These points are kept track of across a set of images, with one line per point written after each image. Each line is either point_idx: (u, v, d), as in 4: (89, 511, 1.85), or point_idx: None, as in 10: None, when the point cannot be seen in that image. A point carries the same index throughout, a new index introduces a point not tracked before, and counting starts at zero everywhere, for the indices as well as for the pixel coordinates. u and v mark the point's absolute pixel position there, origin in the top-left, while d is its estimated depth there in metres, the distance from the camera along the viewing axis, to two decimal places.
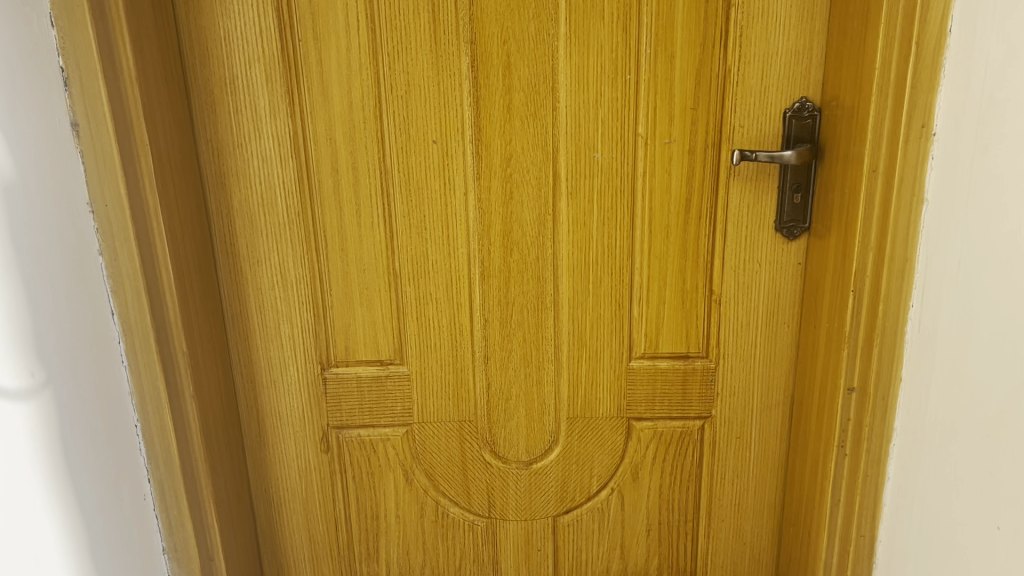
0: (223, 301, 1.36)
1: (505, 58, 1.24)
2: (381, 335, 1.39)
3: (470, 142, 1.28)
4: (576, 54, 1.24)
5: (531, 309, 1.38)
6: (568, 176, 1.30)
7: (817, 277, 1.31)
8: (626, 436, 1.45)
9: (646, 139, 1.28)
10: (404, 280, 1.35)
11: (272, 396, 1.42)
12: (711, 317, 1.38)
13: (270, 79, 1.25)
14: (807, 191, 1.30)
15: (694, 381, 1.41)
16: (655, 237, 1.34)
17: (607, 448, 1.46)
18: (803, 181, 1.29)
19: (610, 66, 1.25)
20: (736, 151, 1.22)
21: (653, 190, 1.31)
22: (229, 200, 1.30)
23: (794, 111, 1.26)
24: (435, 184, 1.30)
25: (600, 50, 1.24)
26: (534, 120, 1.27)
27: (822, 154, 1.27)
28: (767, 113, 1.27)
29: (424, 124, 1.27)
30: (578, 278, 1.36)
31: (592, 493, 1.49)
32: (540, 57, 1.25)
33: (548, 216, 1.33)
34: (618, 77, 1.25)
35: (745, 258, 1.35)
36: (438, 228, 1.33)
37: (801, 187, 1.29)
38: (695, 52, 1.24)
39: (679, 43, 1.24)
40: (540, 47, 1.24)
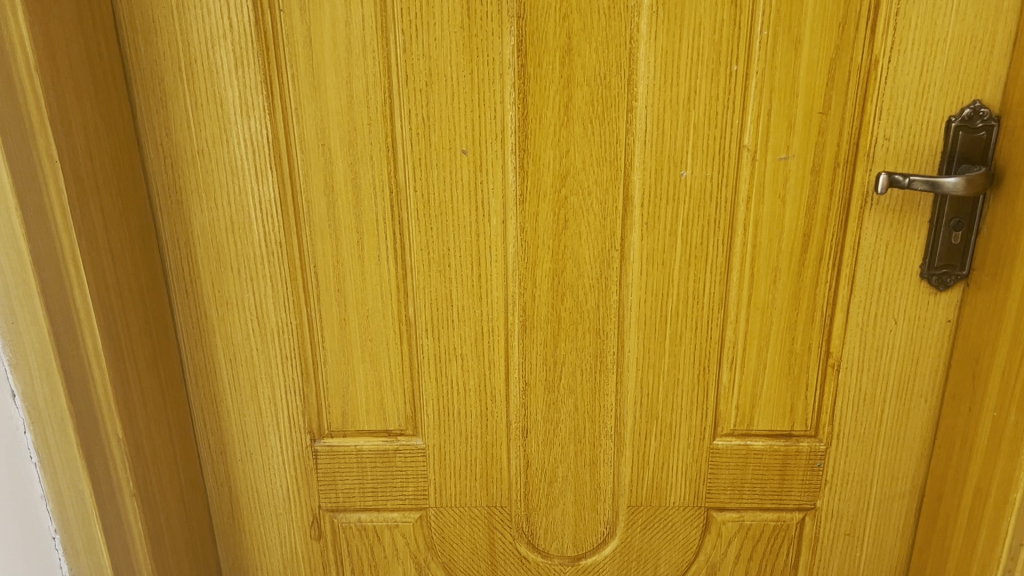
0: (182, 354, 1.04)
1: (564, 39, 0.89)
2: (388, 400, 1.06)
3: (511, 152, 0.94)
4: (663, 36, 0.89)
5: (588, 370, 1.05)
6: (643, 201, 0.96)
7: (979, 345, 0.96)
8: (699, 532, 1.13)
9: (753, 154, 0.94)
10: (420, 331, 1.02)
11: (247, 471, 1.10)
12: (824, 387, 1.05)
13: (241, 62, 0.91)
14: (971, 228, 0.95)
15: (797, 467, 1.08)
16: (757, 283, 1.00)
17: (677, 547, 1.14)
18: (967, 214, 0.94)
19: (710, 52, 0.89)
20: (883, 176, 0.89)
21: (758, 221, 0.97)
22: (189, 225, 0.98)
23: (964, 119, 0.91)
24: (464, 207, 0.97)
25: (697, 30, 0.89)
26: (601, 125, 0.93)
27: (998, 180, 0.91)
28: (924, 123, 0.92)
29: (450, 127, 0.93)
30: (650, 333, 1.03)
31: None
32: (611, 39, 0.89)
33: (614, 251, 0.99)
34: (721, 68, 0.90)
35: (875, 312, 1.01)
36: (467, 265, 0.99)
37: (964, 222, 0.94)
38: (830, 35, 0.88)
39: (809, 23, 0.88)
40: (614, 25, 0.89)
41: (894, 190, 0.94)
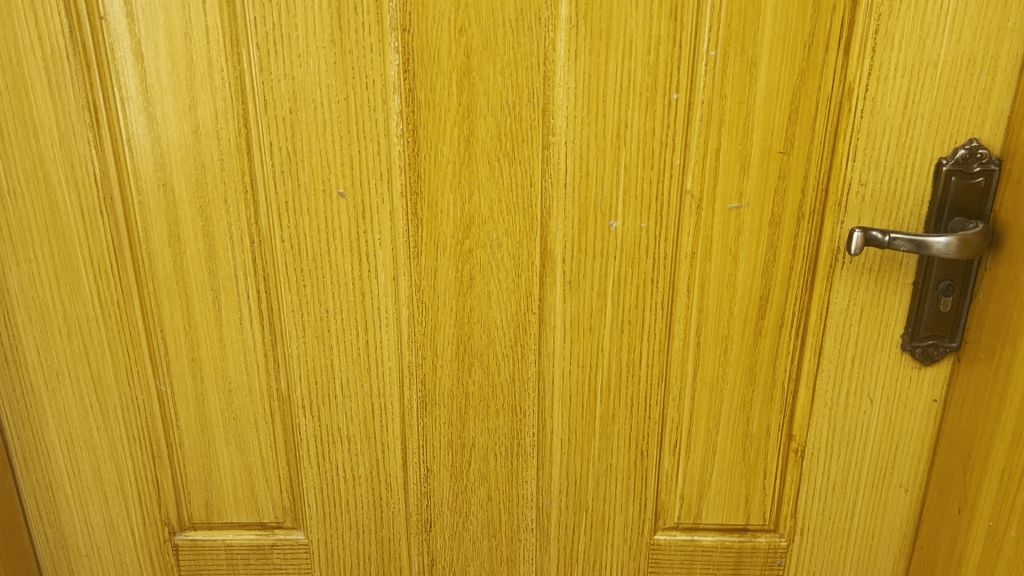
0: (6, 433, 0.85)
1: (461, 58, 0.71)
2: (262, 488, 0.88)
3: (399, 196, 0.76)
4: (585, 57, 0.71)
5: (502, 454, 0.87)
6: (564, 256, 0.79)
7: (970, 435, 0.79)
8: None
9: (698, 202, 0.76)
10: (297, 408, 0.84)
11: (96, 569, 0.91)
12: (785, 474, 0.88)
13: (56, 79, 0.71)
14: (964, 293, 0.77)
15: (752, 565, 0.91)
16: (705, 354, 0.83)
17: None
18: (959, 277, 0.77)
19: (644, 78, 0.72)
20: (855, 234, 0.71)
21: (705, 281, 0.79)
22: (3, 281, 0.79)
23: (957, 162, 0.73)
24: (343, 262, 0.78)
25: (628, 49, 0.71)
26: (510, 164, 0.75)
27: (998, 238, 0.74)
28: (908, 167, 0.74)
29: (323, 165, 0.74)
30: (576, 412, 0.85)
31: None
32: (519, 59, 0.71)
33: (531, 315, 0.81)
34: (657, 97, 0.72)
35: (846, 390, 0.84)
36: (351, 331, 0.81)
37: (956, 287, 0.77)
38: (793, 58, 0.71)
39: (766, 43, 0.70)
40: (523, 42, 0.71)
41: (871, 248, 0.76)
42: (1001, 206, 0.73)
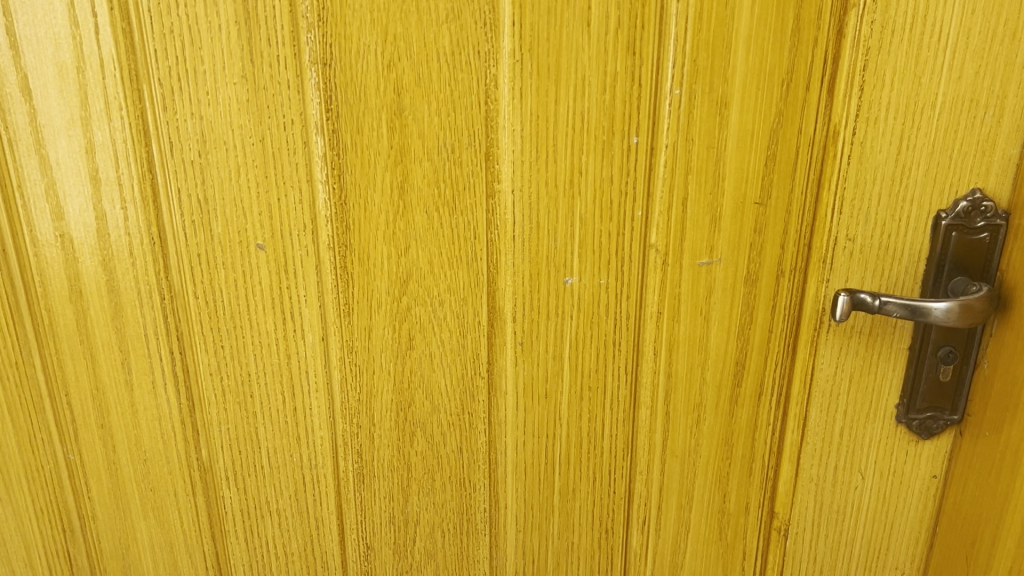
0: None
1: (391, 97, 0.62)
2: (185, 564, 0.79)
3: (326, 249, 0.67)
4: (532, 95, 0.62)
5: (450, 531, 0.78)
6: (514, 316, 0.70)
7: (973, 522, 0.70)
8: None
9: (663, 257, 0.67)
10: (221, 480, 0.76)
11: None
12: (767, 556, 0.78)
13: None
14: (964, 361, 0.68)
15: None
16: (675, 423, 0.74)
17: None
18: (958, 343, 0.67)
19: (599, 119, 0.63)
20: (840, 295, 0.63)
21: (674, 344, 0.71)
22: None
23: (958, 216, 0.64)
24: (265, 322, 0.70)
25: (580, 87, 0.62)
26: (451, 215, 0.66)
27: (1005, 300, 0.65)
28: (902, 220, 0.65)
29: (238, 215, 0.66)
30: (532, 486, 0.76)
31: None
32: (457, 97, 0.63)
33: (479, 380, 0.72)
34: (615, 140, 0.64)
35: (834, 465, 0.74)
36: (277, 397, 0.73)
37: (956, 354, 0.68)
38: (769, 98, 0.62)
39: (738, 81, 0.62)
40: (461, 78, 0.62)
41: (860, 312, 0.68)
42: (1008, 266, 0.64)
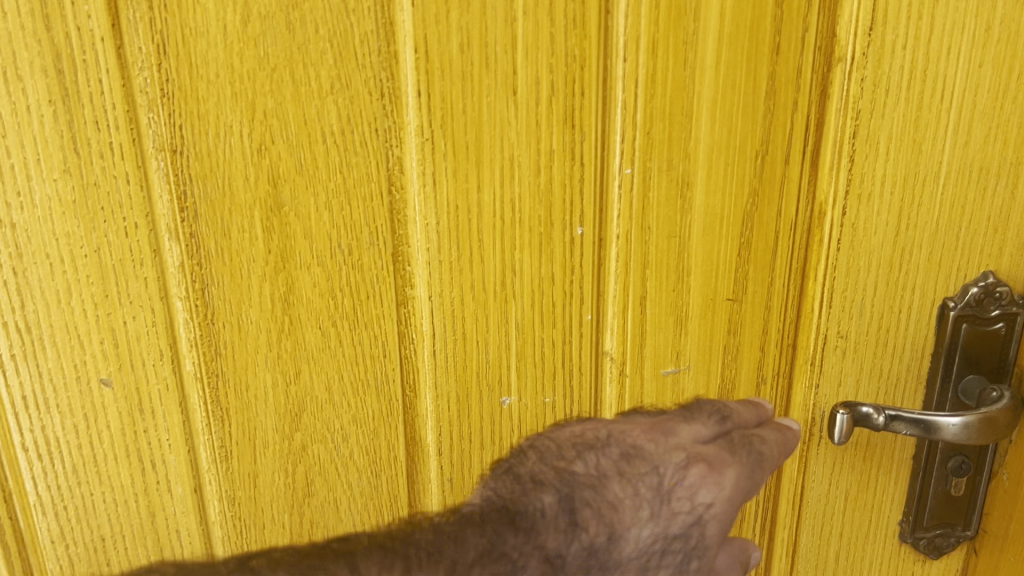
0: None
1: (265, 188, 0.48)
2: None
3: (190, 381, 0.52)
4: (447, 180, 0.49)
5: None
6: (439, 447, 0.56)
7: None
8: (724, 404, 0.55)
9: (619, 368, 0.55)
10: None
11: None
12: None
13: None
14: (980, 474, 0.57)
15: None
16: None
17: (700, 405, 0.55)
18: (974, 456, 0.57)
19: (534, 207, 0.50)
20: (836, 412, 0.54)
21: None
22: None
23: (969, 305, 0.54)
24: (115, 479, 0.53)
25: (509, 170, 0.49)
26: (354, 330, 0.52)
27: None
28: (902, 311, 0.54)
29: (71, 348, 0.49)
30: None
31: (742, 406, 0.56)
32: (351, 186, 0.49)
33: None
34: (555, 231, 0.51)
35: None
36: None
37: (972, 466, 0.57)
38: (741, 174, 0.50)
39: (702, 156, 0.50)
40: (355, 162, 0.48)
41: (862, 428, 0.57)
42: None
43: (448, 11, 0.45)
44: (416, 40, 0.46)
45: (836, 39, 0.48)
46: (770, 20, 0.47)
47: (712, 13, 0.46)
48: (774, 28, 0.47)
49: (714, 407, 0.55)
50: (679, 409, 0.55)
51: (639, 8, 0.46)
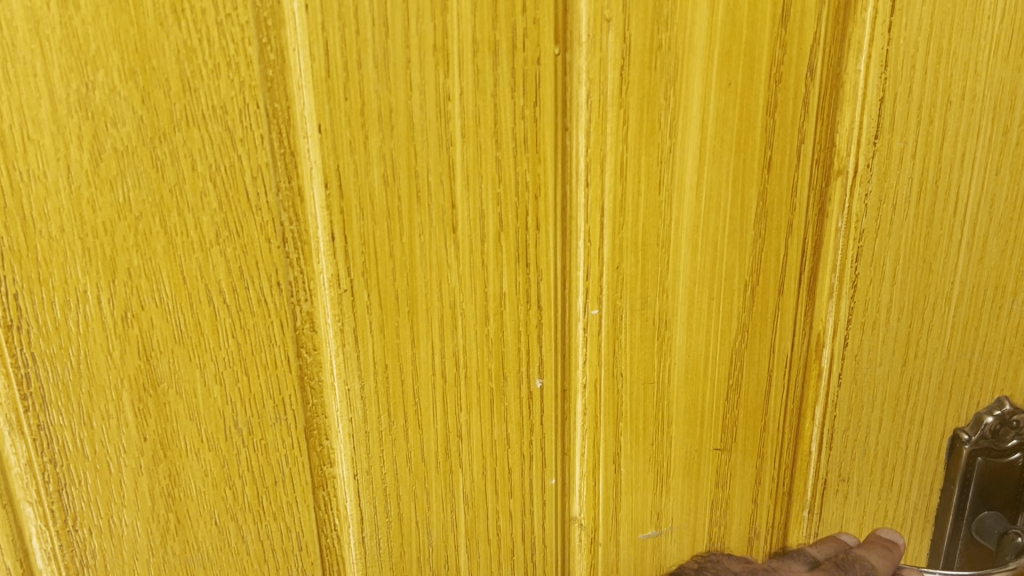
0: None
1: (136, 364, 0.36)
2: None
3: None
4: (372, 337, 0.39)
5: None
6: None
7: None
8: (847, 542, 0.47)
9: (589, 537, 0.45)
10: None
11: None
12: None
13: None
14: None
15: None
16: None
17: (850, 560, 0.45)
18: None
19: (482, 363, 0.40)
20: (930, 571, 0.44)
21: None
22: None
23: (985, 437, 0.46)
24: None
25: (448, 321, 0.39)
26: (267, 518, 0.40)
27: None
28: (909, 447, 0.47)
29: None
30: None
31: (868, 546, 0.47)
32: (248, 353, 0.38)
33: None
34: (508, 388, 0.41)
35: None
36: None
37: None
38: (727, 309, 0.42)
39: (681, 291, 0.41)
40: (250, 323, 0.37)
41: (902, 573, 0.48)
42: None
43: (365, 137, 0.36)
44: (325, 174, 0.36)
45: (836, 150, 0.40)
46: (761, 132, 0.39)
47: (692, 127, 0.38)
48: (765, 141, 0.39)
49: (860, 562, 0.45)
50: (830, 562, 0.46)
51: (605, 124, 0.37)
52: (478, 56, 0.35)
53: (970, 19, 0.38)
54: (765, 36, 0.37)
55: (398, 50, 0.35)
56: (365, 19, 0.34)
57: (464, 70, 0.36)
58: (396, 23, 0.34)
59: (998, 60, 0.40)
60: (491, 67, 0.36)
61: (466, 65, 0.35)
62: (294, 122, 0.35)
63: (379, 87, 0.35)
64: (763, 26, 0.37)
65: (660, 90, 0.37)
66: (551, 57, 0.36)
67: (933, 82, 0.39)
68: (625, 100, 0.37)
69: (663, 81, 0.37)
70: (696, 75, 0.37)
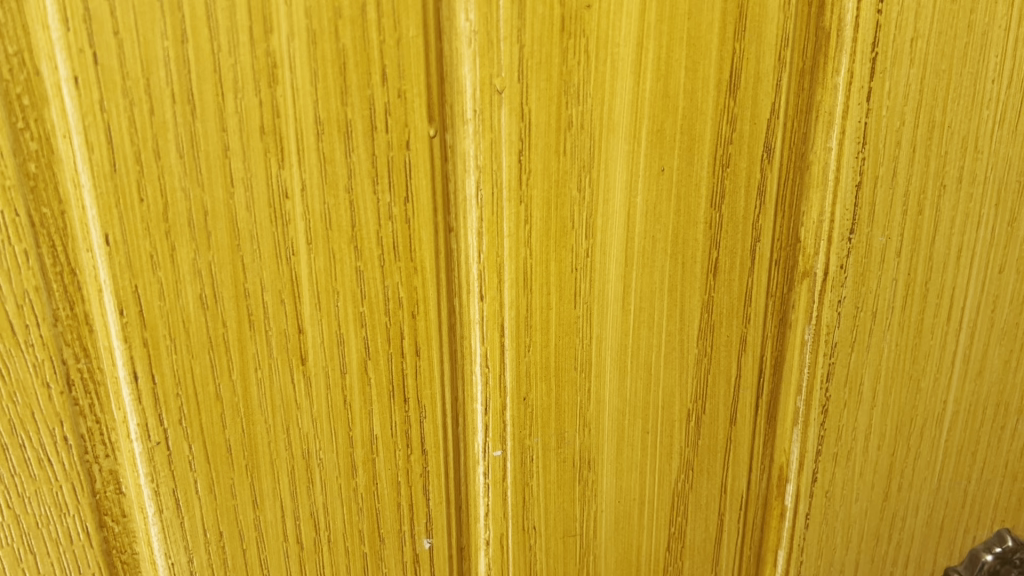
0: None
1: None
2: None
3: None
4: (199, 500, 0.30)
5: None
6: None
7: None
8: None
9: None
10: None
11: None
12: None
13: None
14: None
15: None
16: None
17: None
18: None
19: (350, 522, 0.31)
20: None
21: None
22: None
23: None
24: None
25: (301, 473, 0.30)
26: None
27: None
28: None
29: None
30: None
31: None
32: (30, 528, 0.28)
33: None
34: (386, 551, 0.32)
35: None
36: None
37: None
38: (665, 444, 0.33)
39: (607, 426, 0.32)
40: (29, 491, 0.28)
41: None
42: None
43: (172, 250, 0.26)
44: (119, 298, 0.27)
45: (800, 248, 0.31)
46: (704, 229, 0.30)
47: (615, 224, 0.29)
48: (710, 239, 0.30)
49: None
50: None
51: (501, 223, 0.29)
52: (324, 140, 0.26)
53: (968, 83, 0.30)
54: (707, 109, 0.29)
55: (211, 134, 0.26)
56: (161, 94, 0.25)
57: (306, 159, 0.26)
58: (206, 99, 0.25)
59: (1003, 135, 0.32)
60: (343, 155, 0.27)
61: (307, 152, 0.26)
62: (70, 232, 0.26)
63: (186, 184, 0.26)
64: (705, 96, 0.28)
65: (571, 180, 0.28)
66: (424, 139, 0.27)
67: (924, 162, 0.31)
68: (527, 192, 0.28)
69: (575, 167, 0.28)
70: (619, 160, 0.29)
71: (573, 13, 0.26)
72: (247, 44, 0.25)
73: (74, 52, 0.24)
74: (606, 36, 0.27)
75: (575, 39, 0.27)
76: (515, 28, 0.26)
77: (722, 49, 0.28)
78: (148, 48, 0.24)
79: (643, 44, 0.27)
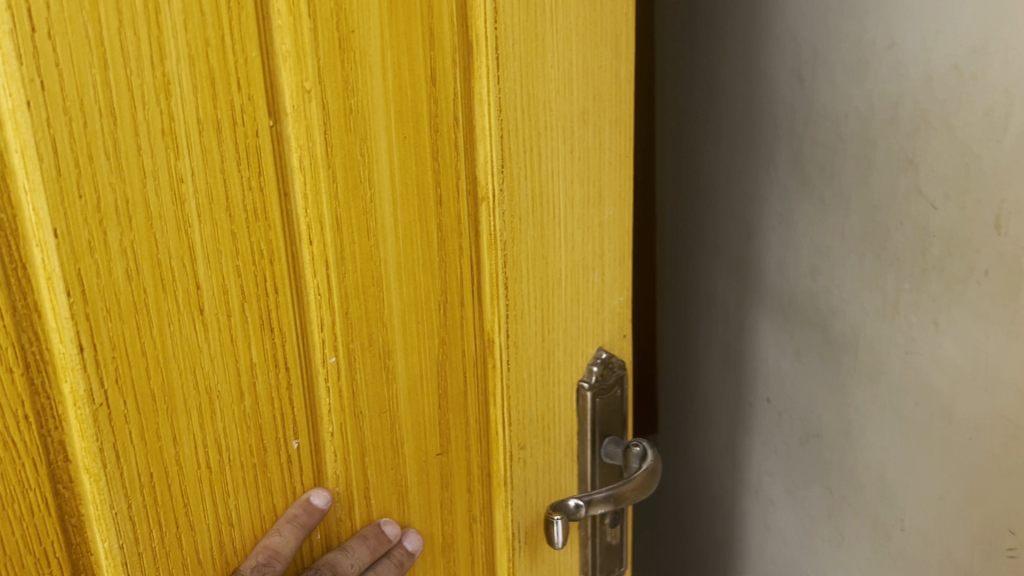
0: None
1: None
2: None
3: None
4: (133, 447, 0.36)
5: None
6: None
7: None
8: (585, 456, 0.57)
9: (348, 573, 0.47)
10: None
11: None
12: None
13: None
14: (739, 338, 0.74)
15: None
16: None
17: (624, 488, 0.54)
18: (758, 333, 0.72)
19: (243, 438, 0.40)
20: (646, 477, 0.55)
21: None
22: None
23: (597, 382, 0.56)
24: None
25: (206, 404, 0.38)
26: None
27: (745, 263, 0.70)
28: None
29: None
30: None
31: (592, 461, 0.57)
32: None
33: None
34: (269, 455, 0.41)
35: None
36: None
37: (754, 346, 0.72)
38: (427, 329, 0.47)
39: (394, 321, 0.45)
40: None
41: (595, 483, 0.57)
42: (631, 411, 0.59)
43: (104, 235, 0.33)
44: (67, 283, 0.33)
45: None
46: (431, 174, 0.45)
47: (384, 175, 0.43)
48: (435, 180, 0.45)
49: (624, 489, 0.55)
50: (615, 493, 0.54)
51: (319, 184, 0.40)
52: (204, 135, 0.36)
53: None
54: (422, 93, 0.44)
55: (127, 137, 0.33)
56: (90, 110, 0.32)
57: (192, 151, 0.35)
58: (123, 111, 0.33)
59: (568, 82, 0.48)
60: (217, 145, 0.36)
61: (193, 146, 0.35)
62: (23, 233, 0.32)
63: (112, 180, 0.33)
64: (421, 85, 0.43)
65: (356, 148, 0.41)
66: (265, 129, 0.38)
67: None
68: (331, 160, 0.41)
69: (358, 139, 0.41)
70: (381, 131, 0.42)
71: (345, 36, 0.40)
72: (148, 68, 0.33)
73: (27, 81, 0.30)
74: (362, 50, 0.40)
75: (347, 52, 0.40)
76: (313, 47, 0.39)
77: (425, 55, 0.43)
78: (80, 75, 0.32)
79: (384, 53, 0.41)
